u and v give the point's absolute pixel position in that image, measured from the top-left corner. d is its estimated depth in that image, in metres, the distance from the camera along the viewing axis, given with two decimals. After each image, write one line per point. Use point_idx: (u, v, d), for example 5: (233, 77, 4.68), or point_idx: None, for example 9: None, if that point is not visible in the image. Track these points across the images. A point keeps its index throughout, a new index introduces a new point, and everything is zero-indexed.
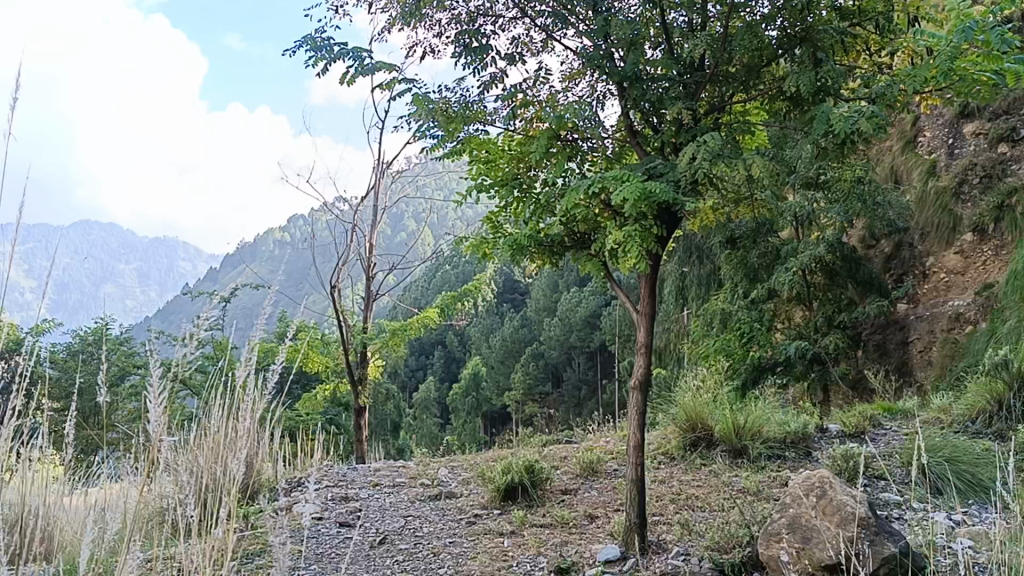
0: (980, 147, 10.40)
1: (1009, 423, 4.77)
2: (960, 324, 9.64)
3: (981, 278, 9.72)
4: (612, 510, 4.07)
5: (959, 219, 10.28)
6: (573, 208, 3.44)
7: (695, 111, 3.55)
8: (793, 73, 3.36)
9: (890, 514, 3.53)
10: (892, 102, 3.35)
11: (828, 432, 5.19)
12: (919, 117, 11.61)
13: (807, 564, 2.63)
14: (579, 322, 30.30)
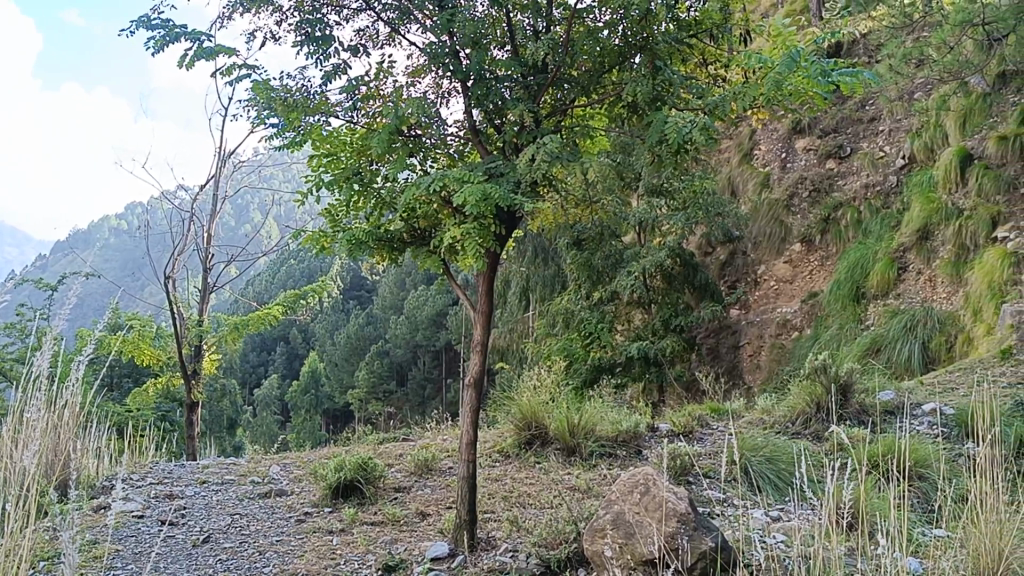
0: (810, 162, 11.16)
1: (826, 424, 5.04)
2: (786, 330, 10.01)
3: (807, 287, 10.24)
4: (444, 507, 4.08)
5: (790, 229, 10.79)
6: (413, 204, 3.42)
7: (537, 113, 3.60)
8: (631, 81, 3.46)
9: (709, 512, 3.67)
10: (722, 115, 3.50)
11: (658, 431, 5.34)
12: (755, 131, 12.16)
13: (629, 560, 2.71)
14: (425, 320, 30.34)
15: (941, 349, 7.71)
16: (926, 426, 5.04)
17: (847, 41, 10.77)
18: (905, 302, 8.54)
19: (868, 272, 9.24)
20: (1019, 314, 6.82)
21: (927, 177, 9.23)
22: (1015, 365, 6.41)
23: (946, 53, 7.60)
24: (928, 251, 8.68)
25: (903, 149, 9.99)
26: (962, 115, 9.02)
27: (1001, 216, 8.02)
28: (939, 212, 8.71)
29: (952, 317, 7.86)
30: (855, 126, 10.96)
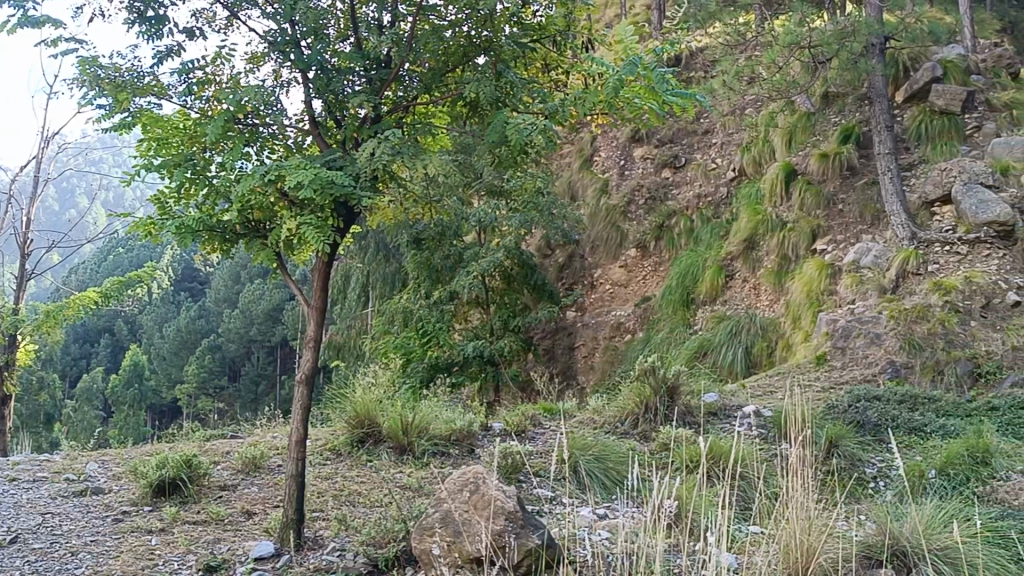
0: (647, 171, 11.49)
1: (653, 425, 5.20)
2: (619, 333, 10.24)
3: (641, 291, 10.56)
4: (270, 506, 3.98)
5: (626, 235, 11.07)
6: (248, 195, 3.32)
7: (379, 107, 3.57)
8: (473, 80, 3.49)
9: (537, 509, 3.74)
10: (562, 120, 3.58)
11: (491, 430, 5.37)
12: (596, 137, 12.41)
13: (457, 557, 2.72)
14: (260, 315, 29.75)
15: (762, 354, 8.09)
16: (746, 428, 5.27)
17: (685, 55, 11.17)
18: (731, 309, 8.91)
19: (698, 280, 9.56)
20: (833, 323, 7.24)
21: (755, 190, 9.66)
22: (828, 371, 6.80)
23: (775, 72, 8.06)
24: (754, 260, 9.11)
25: (734, 163, 10.41)
26: (788, 133, 9.52)
27: (820, 230, 8.51)
28: (764, 223, 9.15)
29: (774, 323, 8.26)
30: (690, 137, 11.40)
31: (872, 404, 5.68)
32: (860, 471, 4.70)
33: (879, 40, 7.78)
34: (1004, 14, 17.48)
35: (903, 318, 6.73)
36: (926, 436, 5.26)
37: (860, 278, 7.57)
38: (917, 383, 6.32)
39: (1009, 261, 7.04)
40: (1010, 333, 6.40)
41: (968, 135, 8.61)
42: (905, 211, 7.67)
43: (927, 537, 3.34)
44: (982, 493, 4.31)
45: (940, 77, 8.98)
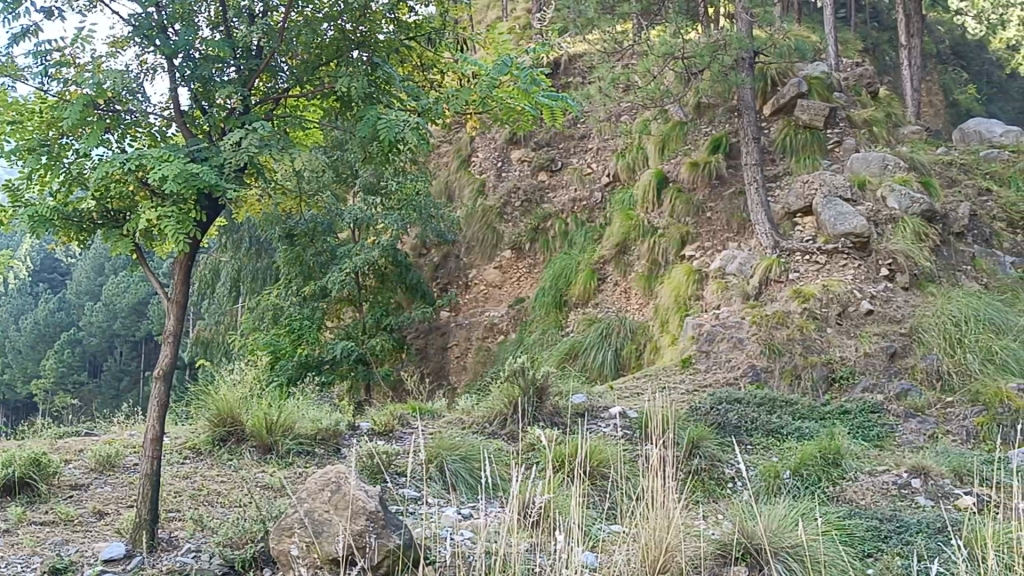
0: (523, 173, 11.57)
1: (521, 425, 5.24)
2: (492, 333, 10.28)
3: (514, 292, 10.64)
4: (124, 507, 3.85)
5: (501, 236, 11.11)
6: (105, 184, 3.20)
7: (247, 98, 3.49)
8: (345, 75, 3.47)
9: (402, 510, 3.72)
10: (435, 118, 3.60)
11: (358, 430, 5.32)
12: (473, 138, 12.42)
13: (315, 558, 2.70)
14: (125, 308, 28.72)
15: (631, 356, 8.26)
16: (611, 428, 5.37)
17: (564, 60, 11.30)
18: (602, 311, 9.05)
19: (571, 282, 9.67)
20: (699, 327, 7.44)
21: (628, 196, 9.84)
22: (693, 374, 6.96)
23: (650, 81, 8.23)
24: (625, 265, 9.28)
25: (608, 168, 10.60)
26: (661, 140, 9.74)
27: (689, 237, 8.74)
28: (636, 228, 9.33)
29: (643, 327, 8.45)
30: (566, 141, 11.54)
31: (732, 406, 5.88)
32: (719, 472, 4.84)
33: (749, 54, 8.03)
34: (866, 36, 18.30)
35: (765, 324, 6.97)
36: (783, 437, 5.45)
37: (725, 284, 7.80)
38: (776, 387, 6.53)
39: (864, 272, 7.37)
40: (863, 340, 6.70)
41: (829, 150, 9.00)
42: (769, 221, 7.94)
43: (779, 536, 3.47)
44: (832, 494, 4.50)
45: (804, 93, 9.31)
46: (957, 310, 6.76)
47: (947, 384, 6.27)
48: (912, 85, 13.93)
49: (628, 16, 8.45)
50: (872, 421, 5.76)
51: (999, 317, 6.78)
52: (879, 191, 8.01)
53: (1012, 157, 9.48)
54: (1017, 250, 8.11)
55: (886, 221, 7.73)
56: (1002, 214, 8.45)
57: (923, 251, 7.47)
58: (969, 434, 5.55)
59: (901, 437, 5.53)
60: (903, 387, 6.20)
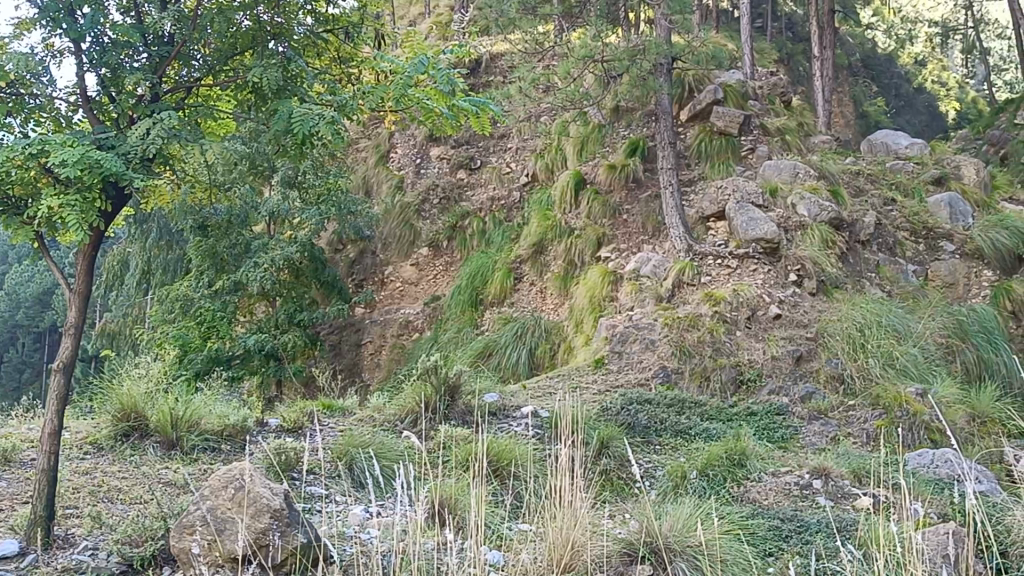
0: (442, 171, 11.54)
1: (432, 424, 5.24)
2: (407, 331, 10.20)
3: (430, 290, 10.61)
4: (19, 503, 3.73)
5: (418, 233, 11.05)
6: (6, 170, 3.09)
7: (158, 86, 3.41)
8: (258, 66, 3.44)
9: (308, 507, 3.68)
10: (350, 113, 3.61)
11: (267, 426, 5.24)
12: (393, 134, 12.34)
13: (217, 557, 2.71)
14: (28, 298, 27.78)
15: (545, 356, 8.29)
16: (522, 428, 5.40)
17: (485, 59, 11.30)
18: (518, 311, 9.07)
19: (487, 281, 9.67)
20: (612, 328, 7.50)
21: (545, 196, 9.91)
22: (605, 374, 7.01)
23: (570, 83, 8.27)
24: (542, 265, 9.33)
25: (527, 168, 10.66)
26: (580, 142, 9.85)
27: (605, 238, 8.85)
28: (553, 229, 9.37)
29: (557, 327, 8.50)
30: (486, 140, 11.55)
31: (643, 407, 5.96)
32: (628, 472, 4.90)
33: (666, 60, 8.15)
34: (781, 46, 18.73)
35: (676, 326, 7.07)
36: (691, 438, 5.55)
37: (639, 286, 7.89)
38: (686, 388, 6.62)
39: (773, 277, 7.54)
40: (770, 344, 6.85)
41: (743, 156, 9.18)
42: (683, 225, 8.06)
43: (683, 535, 3.53)
44: (736, 493, 4.60)
45: (720, 100, 9.48)
46: (861, 316, 6.98)
47: (849, 388, 6.46)
48: (823, 95, 14.28)
49: (549, 18, 8.48)
50: (777, 422, 5.90)
51: (900, 324, 7.01)
52: (789, 199, 8.20)
53: (915, 168, 9.77)
54: (919, 260, 8.36)
55: (795, 228, 7.94)
56: (905, 224, 8.67)
57: (830, 259, 7.68)
58: (869, 437, 5.72)
59: (804, 439, 5.67)
60: (808, 390, 6.37)
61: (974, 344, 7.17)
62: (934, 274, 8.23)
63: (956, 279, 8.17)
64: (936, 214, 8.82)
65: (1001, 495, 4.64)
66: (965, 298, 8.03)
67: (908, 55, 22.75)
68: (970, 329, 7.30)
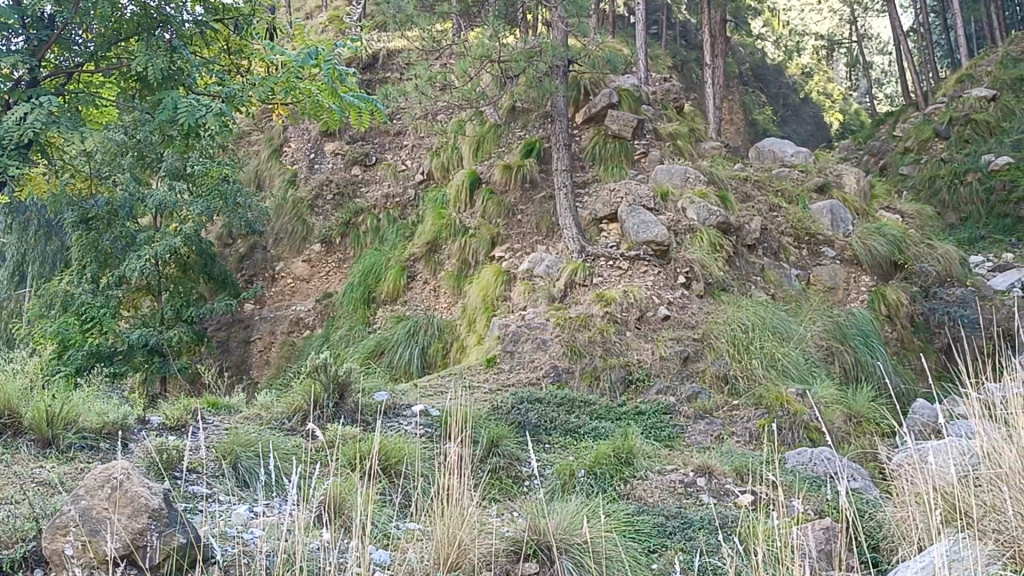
0: (336, 167, 11.41)
1: (321, 422, 5.18)
2: (297, 328, 9.97)
3: (322, 287, 10.43)
4: None
5: (311, 229, 10.89)
6: None
7: (33, 69, 3.41)
8: (143, 54, 3.55)
9: (190, 508, 3.59)
10: (238, 104, 3.82)
11: (148, 424, 5.08)
12: (286, 129, 12.14)
13: (91, 558, 2.63)
14: None
15: (438, 355, 8.26)
16: (412, 426, 5.36)
17: (382, 55, 11.24)
18: (410, 309, 9.01)
19: (380, 279, 9.57)
20: (505, 327, 7.49)
21: (440, 195, 9.90)
22: (496, 373, 6.99)
23: (467, 82, 8.29)
24: (435, 263, 9.30)
25: (423, 166, 10.66)
26: (475, 141, 9.89)
27: (499, 238, 8.89)
28: (447, 228, 9.36)
29: (450, 326, 8.48)
30: (382, 137, 11.47)
31: (533, 406, 6.00)
32: (517, 470, 4.92)
33: (562, 63, 8.25)
34: (676, 54, 19.12)
35: (567, 326, 7.14)
36: (580, 437, 5.61)
37: (532, 286, 7.94)
38: (577, 387, 6.68)
39: (663, 278, 7.69)
40: (659, 344, 6.99)
41: (636, 160, 9.34)
42: (576, 226, 8.15)
43: (569, 532, 3.56)
44: (623, 491, 4.67)
45: (615, 104, 9.63)
46: (745, 318, 7.19)
47: (733, 388, 6.63)
48: (713, 102, 14.62)
49: (447, 16, 8.47)
50: (664, 421, 6.02)
51: (782, 326, 7.24)
52: (679, 203, 8.39)
53: (800, 176, 10.06)
54: (802, 264, 8.61)
55: (685, 231, 8.12)
56: (789, 229, 8.87)
57: (717, 262, 7.88)
58: (752, 436, 5.88)
59: (690, 438, 5.80)
60: (694, 389, 6.50)
61: (852, 347, 7.44)
62: (816, 279, 8.49)
63: (837, 284, 8.46)
64: (818, 221, 9.10)
65: (874, 492, 4.82)
66: (845, 301, 8.31)
67: (796, 67, 23.44)
68: (848, 332, 7.58)
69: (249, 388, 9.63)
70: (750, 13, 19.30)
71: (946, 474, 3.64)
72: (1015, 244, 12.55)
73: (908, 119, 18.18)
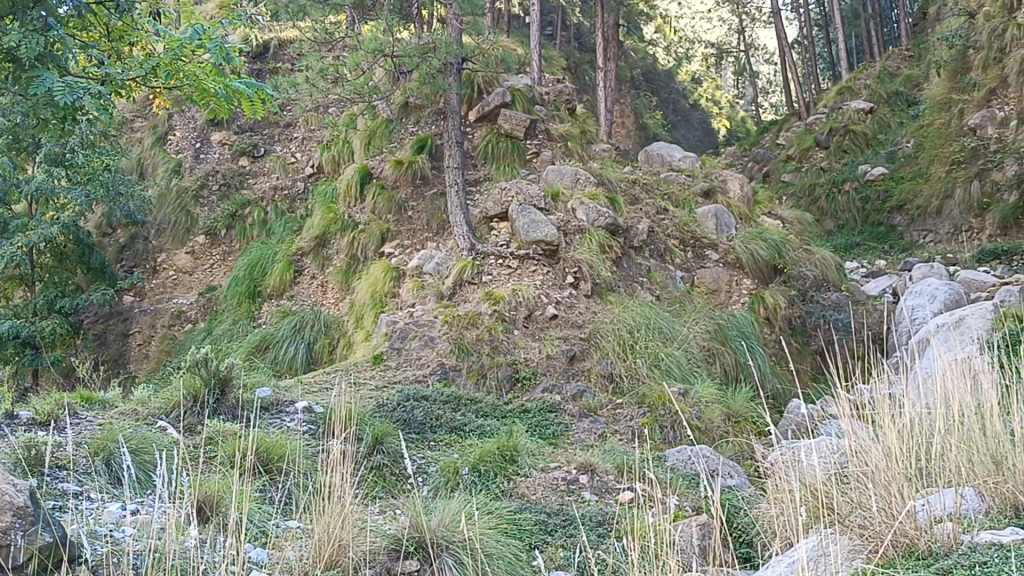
0: (223, 157, 11.18)
1: (200, 418, 5.05)
2: (179, 321, 9.71)
3: (206, 280, 10.18)
4: None
5: (195, 220, 10.63)
6: None
7: None
8: (17, 33, 3.44)
9: (58, 505, 3.47)
10: (118, 86, 3.75)
11: (17, 420, 4.87)
12: (171, 116, 11.82)
13: None
14: None
15: (324, 351, 8.16)
16: (295, 423, 5.29)
17: (274, 45, 11.08)
18: (297, 304, 8.87)
19: (267, 273, 9.39)
20: (392, 324, 7.43)
21: (330, 189, 9.78)
22: (383, 370, 6.93)
23: (359, 75, 8.18)
24: (323, 258, 9.18)
25: (313, 159, 10.54)
26: (367, 136, 9.82)
27: (388, 234, 8.83)
28: (337, 223, 9.25)
29: (337, 322, 8.38)
30: (272, 128, 11.30)
31: (420, 403, 5.98)
32: (401, 467, 4.90)
33: (456, 60, 8.26)
34: (569, 56, 19.30)
35: (455, 324, 7.11)
36: (465, 434, 5.62)
37: (421, 283, 7.91)
38: (463, 385, 6.68)
39: (552, 278, 7.77)
40: (546, 343, 7.05)
41: (527, 160, 9.42)
42: (467, 224, 8.14)
43: (450, 531, 3.57)
44: (507, 489, 4.70)
45: (507, 103, 9.68)
46: (631, 318, 7.33)
47: (618, 387, 6.76)
48: (605, 105, 14.82)
49: (340, 8, 8.40)
50: (550, 420, 6.08)
51: (666, 327, 7.40)
52: (569, 203, 8.49)
53: (686, 180, 10.30)
54: (686, 267, 8.79)
55: (574, 232, 8.22)
56: (675, 232, 9.05)
57: (605, 263, 7.99)
58: (634, 434, 5.98)
59: (574, 436, 5.87)
60: (579, 388, 6.59)
61: (732, 348, 7.65)
62: (700, 281, 8.70)
63: (719, 286, 8.68)
64: (703, 225, 9.31)
65: (748, 489, 4.96)
66: (727, 304, 8.53)
67: (685, 73, 23.95)
68: (728, 333, 7.79)
69: (127, 382, 9.31)
70: (643, 19, 19.64)
71: (815, 471, 3.77)
72: (887, 251, 13.12)
73: (790, 128, 18.79)
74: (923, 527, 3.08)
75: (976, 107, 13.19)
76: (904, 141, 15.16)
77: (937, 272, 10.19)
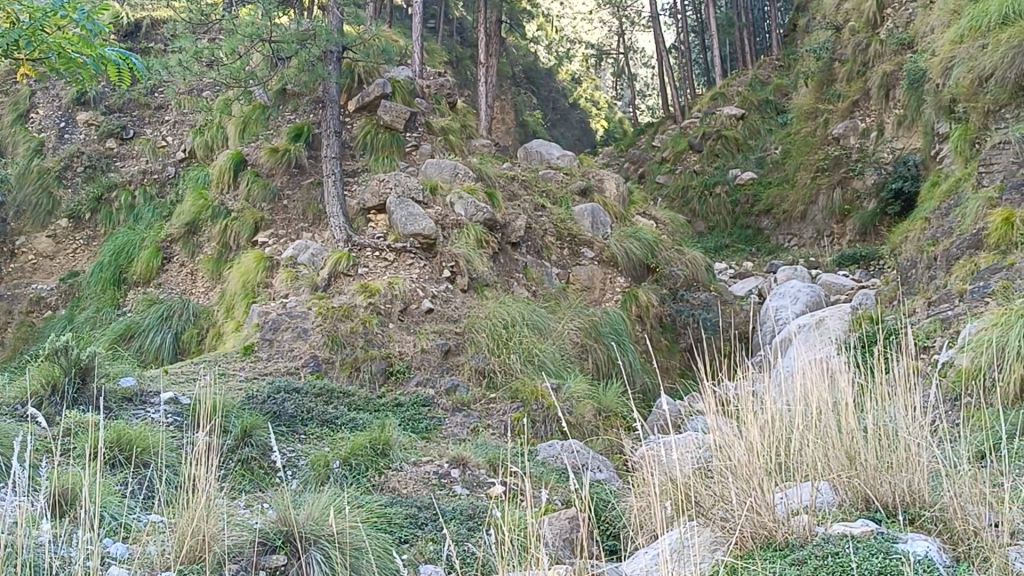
0: (88, 138, 10.77)
1: (59, 408, 4.86)
2: (38, 308, 9.29)
3: (67, 265, 9.79)
4: None
5: (58, 202, 10.20)
6: None
7: None
8: None
9: None
10: None
11: None
12: (35, 92, 11.29)
13: None
14: None
15: (191, 341, 7.94)
16: (158, 414, 5.14)
17: (146, 24, 10.71)
18: (164, 293, 8.60)
19: (133, 259, 9.08)
20: (264, 315, 7.28)
21: (202, 174, 9.53)
22: (254, 362, 6.79)
23: (235, 59, 7.95)
24: (193, 246, 8.93)
25: (184, 144, 10.26)
26: (242, 122, 9.62)
27: (262, 223, 8.64)
28: (208, 210, 9.00)
29: (206, 312, 8.17)
30: (141, 110, 10.93)
31: (290, 396, 5.89)
32: (271, 460, 4.81)
33: (336, 49, 8.16)
34: (451, 49, 19.28)
35: (329, 316, 7.01)
36: (337, 428, 5.56)
37: (295, 274, 7.78)
38: (335, 378, 6.60)
39: (428, 271, 7.75)
40: (420, 337, 7.04)
41: (406, 152, 9.37)
42: (343, 215, 8.03)
43: (319, 524, 3.51)
44: (377, 482, 4.67)
45: (388, 95, 9.59)
46: (506, 314, 7.36)
47: (490, 381, 6.77)
48: (485, 101, 14.86)
49: None
50: (422, 414, 6.06)
51: (540, 323, 7.47)
52: (448, 197, 8.47)
53: (564, 177, 10.42)
54: (562, 264, 8.91)
55: (451, 226, 8.21)
56: (551, 229, 9.15)
57: (481, 258, 8.02)
58: (506, 428, 6.03)
59: (447, 430, 5.88)
60: (452, 382, 6.60)
61: (605, 344, 7.78)
62: (574, 278, 8.82)
63: (593, 284, 8.82)
64: (579, 223, 9.40)
65: (615, 483, 5.05)
66: (599, 300, 8.68)
67: (565, 71, 24.18)
68: (601, 330, 7.91)
69: None
70: (525, 17, 19.76)
71: (678, 465, 3.87)
72: (754, 253, 13.54)
73: (665, 130, 19.23)
74: (781, 519, 3.20)
75: (840, 117, 13.74)
76: (772, 147, 15.68)
77: (801, 275, 10.58)
